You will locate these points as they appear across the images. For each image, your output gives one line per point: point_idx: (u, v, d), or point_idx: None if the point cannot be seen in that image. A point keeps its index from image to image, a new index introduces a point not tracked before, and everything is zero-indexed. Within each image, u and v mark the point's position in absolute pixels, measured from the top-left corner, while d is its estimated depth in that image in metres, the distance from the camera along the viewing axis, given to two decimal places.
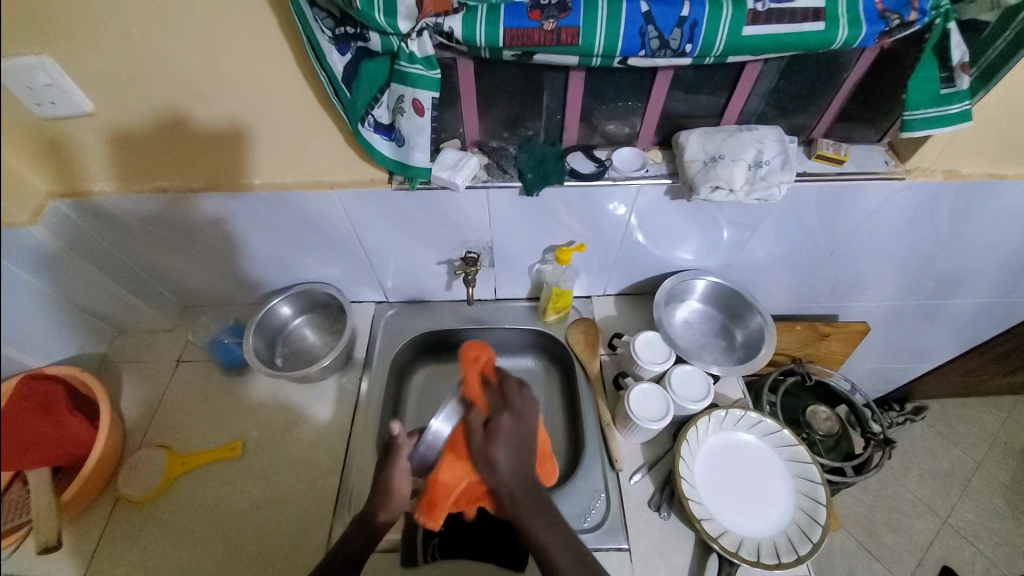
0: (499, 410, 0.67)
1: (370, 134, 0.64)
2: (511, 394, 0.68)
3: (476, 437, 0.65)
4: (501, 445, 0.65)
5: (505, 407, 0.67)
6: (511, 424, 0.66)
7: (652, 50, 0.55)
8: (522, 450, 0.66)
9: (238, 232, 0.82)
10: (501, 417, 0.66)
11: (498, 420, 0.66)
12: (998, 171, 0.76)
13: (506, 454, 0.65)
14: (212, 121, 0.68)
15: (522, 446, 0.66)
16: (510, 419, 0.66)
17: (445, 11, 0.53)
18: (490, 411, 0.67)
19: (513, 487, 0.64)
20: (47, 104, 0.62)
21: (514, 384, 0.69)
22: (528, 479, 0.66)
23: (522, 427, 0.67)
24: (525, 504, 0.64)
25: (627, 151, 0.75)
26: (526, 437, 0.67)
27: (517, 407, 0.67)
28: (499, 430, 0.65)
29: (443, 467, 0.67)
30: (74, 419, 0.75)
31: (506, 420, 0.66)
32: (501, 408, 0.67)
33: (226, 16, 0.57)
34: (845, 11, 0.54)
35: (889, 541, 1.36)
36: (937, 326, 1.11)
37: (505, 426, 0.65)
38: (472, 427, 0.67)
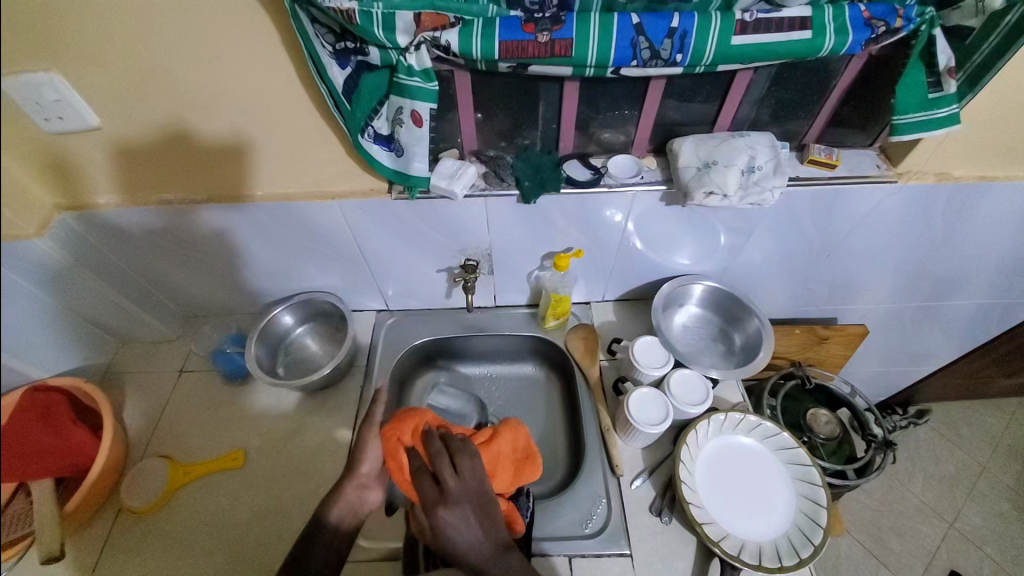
0: (433, 504, 0.62)
1: (370, 144, 0.65)
2: (444, 475, 0.64)
3: (427, 535, 0.62)
4: (450, 534, 0.60)
5: (440, 501, 0.62)
6: (451, 514, 0.61)
7: (643, 60, 0.57)
8: (477, 527, 0.61)
9: (240, 242, 0.83)
10: (438, 513, 0.61)
11: (437, 521, 0.61)
12: (989, 173, 0.77)
13: (463, 540, 0.60)
14: (215, 134, 0.69)
15: (480, 520, 0.62)
16: (448, 512, 0.61)
17: (442, 26, 0.55)
18: (427, 504, 0.62)
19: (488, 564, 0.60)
20: (55, 119, 0.64)
21: (446, 464, 0.65)
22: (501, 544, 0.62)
23: (466, 508, 0.62)
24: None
25: (622, 158, 0.76)
26: (479, 513, 0.62)
27: (453, 491, 0.63)
28: (444, 527, 0.61)
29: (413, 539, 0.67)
30: (78, 429, 0.76)
31: (443, 514, 0.61)
32: (437, 502, 0.62)
33: (230, 33, 0.58)
34: (831, 19, 0.55)
35: (896, 547, 1.35)
36: (936, 328, 1.12)
37: (445, 519, 0.61)
38: (421, 524, 0.63)
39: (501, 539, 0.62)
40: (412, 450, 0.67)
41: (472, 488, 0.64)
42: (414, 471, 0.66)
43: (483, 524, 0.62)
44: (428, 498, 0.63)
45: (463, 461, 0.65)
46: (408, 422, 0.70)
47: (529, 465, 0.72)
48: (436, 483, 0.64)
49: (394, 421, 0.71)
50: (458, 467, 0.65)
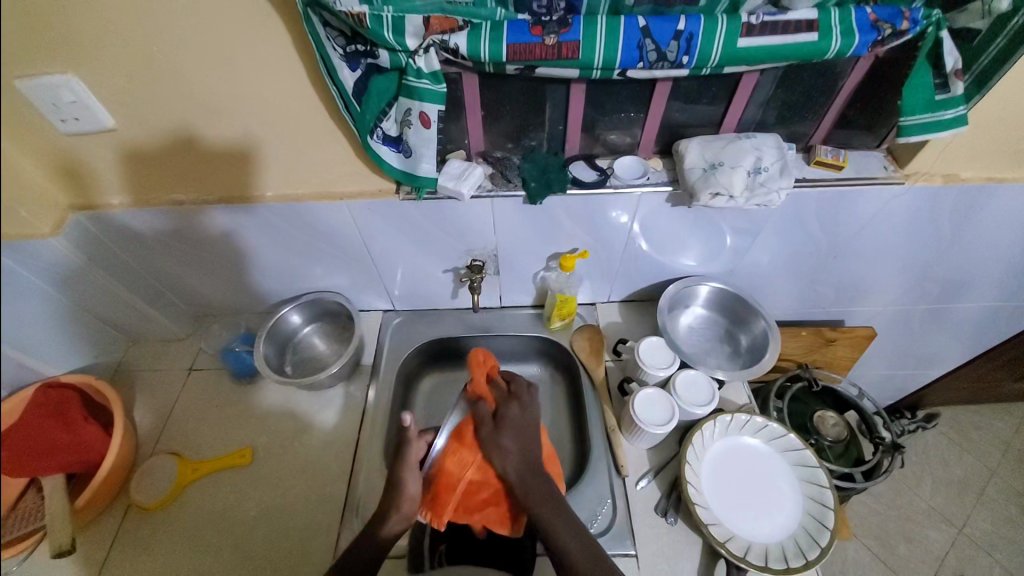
0: (506, 400, 0.76)
1: (378, 146, 0.65)
2: (519, 389, 0.77)
3: (485, 424, 0.73)
4: (508, 430, 0.72)
5: (510, 399, 0.76)
6: (517, 411, 0.75)
7: (650, 62, 0.57)
8: (526, 439, 0.73)
9: (249, 243, 0.84)
10: (507, 405, 0.75)
11: (506, 410, 0.74)
12: (997, 174, 0.76)
13: (511, 440, 0.72)
14: (226, 136, 0.70)
15: (529, 434, 0.74)
16: (515, 406, 0.75)
17: (451, 28, 0.56)
18: (498, 401, 0.76)
19: (519, 472, 0.70)
20: (70, 120, 0.65)
21: (520, 382, 0.78)
22: (533, 466, 0.71)
23: (527, 416, 0.75)
24: (530, 484, 0.68)
25: (628, 160, 0.76)
26: (532, 431, 0.74)
27: (523, 400, 0.77)
28: (507, 417, 0.74)
29: (448, 456, 0.73)
30: (89, 426, 0.77)
31: (512, 407, 0.75)
32: (507, 399, 0.76)
33: (242, 37, 0.59)
34: (837, 23, 0.56)
35: (904, 552, 1.34)
36: (943, 331, 1.11)
37: (512, 411, 0.74)
38: (481, 416, 0.74)
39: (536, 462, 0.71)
40: (490, 373, 0.79)
41: (529, 407, 0.76)
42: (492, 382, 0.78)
43: (527, 439, 0.73)
44: (499, 396, 0.77)
45: (533, 389, 0.79)
46: (491, 354, 0.81)
47: (554, 464, 0.76)
48: (509, 390, 0.77)
49: (481, 346, 0.81)
50: (530, 390, 0.78)
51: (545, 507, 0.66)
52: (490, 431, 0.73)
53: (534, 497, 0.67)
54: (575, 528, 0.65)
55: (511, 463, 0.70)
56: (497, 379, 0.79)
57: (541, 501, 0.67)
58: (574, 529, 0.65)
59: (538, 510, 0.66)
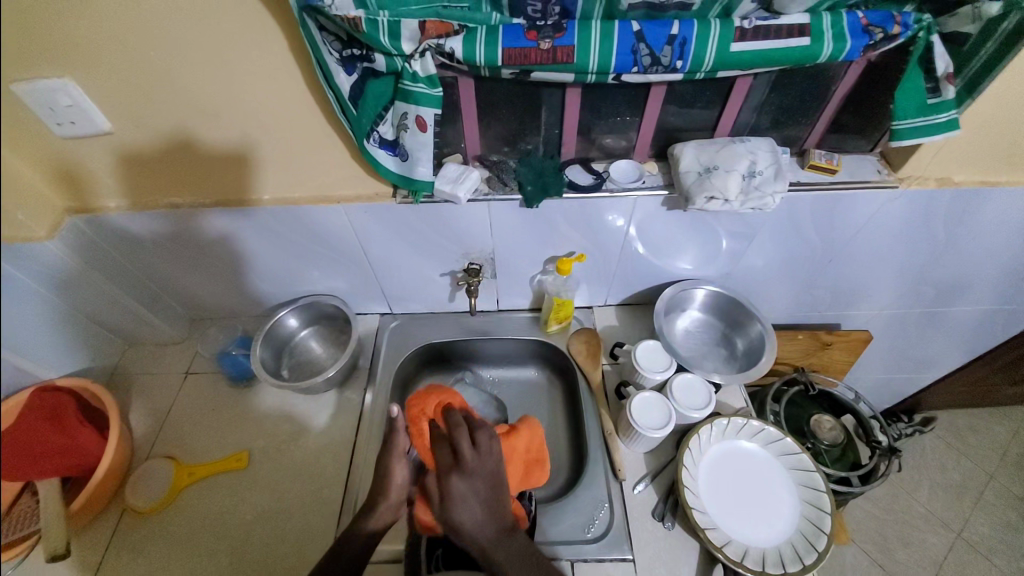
0: (447, 470, 0.60)
1: (375, 149, 0.66)
2: (462, 443, 0.62)
3: (433, 503, 0.61)
4: (458, 507, 0.59)
5: (454, 469, 0.60)
6: (464, 484, 0.59)
7: (644, 66, 0.58)
8: (488, 502, 0.60)
9: (246, 246, 0.84)
10: (450, 480, 0.59)
11: (448, 489, 0.59)
12: (989, 178, 0.77)
13: (467, 514, 0.59)
14: (224, 139, 0.71)
15: (489, 496, 0.61)
16: (461, 479, 0.59)
17: (446, 33, 0.56)
18: (440, 470, 0.61)
19: (489, 544, 0.59)
20: (67, 124, 0.65)
21: (466, 435, 0.63)
22: (503, 527, 0.60)
23: (479, 483, 0.60)
24: (503, 559, 0.59)
25: (623, 164, 0.77)
26: (492, 489, 0.61)
27: (469, 462, 0.61)
28: (455, 495, 0.59)
29: (419, 510, 0.67)
30: (84, 430, 0.76)
31: (456, 481, 0.59)
32: (453, 469, 0.61)
33: (239, 41, 0.60)
34: (829, 27, 0.56)
35: (902, 557, 1.34)
36: (939, 334, 1.11)
37: (457, 488, 0.59)
38: (428, 490, 0.62)
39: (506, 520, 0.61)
40: (433, 419, 0.70)
41: (483, 461, 0.62)
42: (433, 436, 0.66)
43: (489, 504, 0.60)
44: (442, 465, 0.61)
45: (482, 434, 0.64)
46: (428, 399, 0.73)
47: (537, 466, 0.73)
48: (454, 452, 0.62)
49: (417, 395, 0.74)
50: (477, 441, 0.63)
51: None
52: (440, 510, 0.60)
53: (511, 569, 0.59)
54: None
55: (476, 540, 0.59)
56: (437, 431, 0.66)
57: (518, 567, 0.59)
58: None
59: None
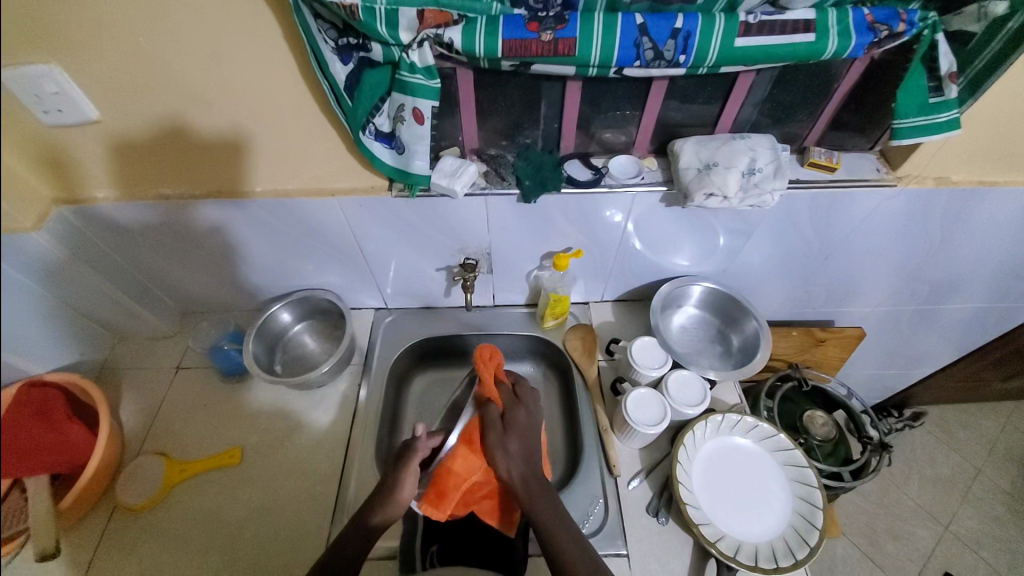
0: (513, 404, 0.75)
1: (371, 142, 0.65)
2: (523, 391, 0.78)
3: (493, 428, 0.71)
4: (515, 433, 0.71)
5: (518, 405, 0.75)
6: (523, 418, 0.74)
7: (646, 60, 0.57)
8: (531, 443, 0.72)
9: (240, 238, 0.83)
10: (515, 411, 0.74)
11: (513, 415, 0.73)
12: (987, 178, 0.77)
13: (518, 445, 0.70)
14: (216, 129, 0.69)
15: (532, 444, 0.73)
16: (522, 414, 0.74)
17: (445, 23, 0.55)
18: (505, 405, 0.75)
19: (524, 477, 0.68)
20: (53, 112, 0.63)
21: (525, 387, 0.79)
22: (538, 470, 0.70)
23: (531, 424, 0.75)
24: (538, 493, 0.67)
25: (622, 159, 0.76)
26: (535, 435, 0.74)
27: (528, 406, 0.77)
28: (515, 423, 0.72)
29: (457, 457, 0.71)
30: (74, 426, 0.75)
31: (519, 412, 0.74)
32: (515, 405, 0.75)
33: (232, 29, 0.58)
34: (834, 22, 0.56)
35: (891, 549, 1.36)
36: (931, 331, 1.12)
37: (518, 418, 0.73)
38: (489, 421, 0.73)
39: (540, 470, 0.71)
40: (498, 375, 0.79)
41: (532, 413, 0.76)
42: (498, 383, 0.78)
43: (531, 446, 0.72)
44: (507, 401, 0.75)
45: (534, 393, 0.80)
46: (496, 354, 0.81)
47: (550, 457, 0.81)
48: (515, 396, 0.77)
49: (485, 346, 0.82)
50: (532, 394, 0.79)
51: (551, 514, 0.65)
52: (500, 435, 0.71)
53: (537, 502, 0.66)
54: (573, 534, 0.64)
55: (516, 467, 0.68)
56: (502, 380, 0.79)
57: (546, 507, 0.65)
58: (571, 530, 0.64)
59: (545, 517, 0.64)
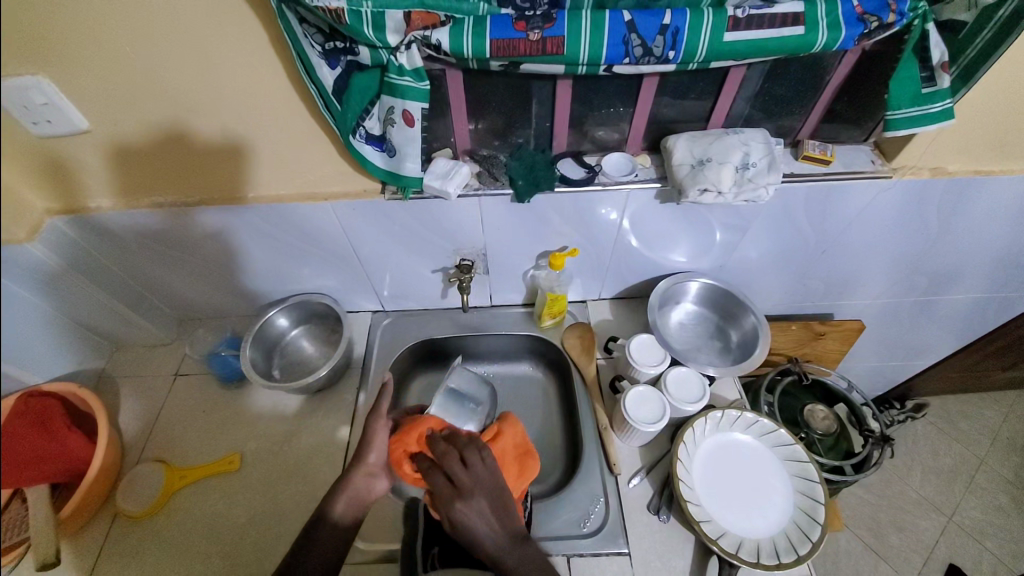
0: (450, 501, 0.61)
1: (362, 145, 0.65)
2: (455, 470, 0.63)
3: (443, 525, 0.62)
4: (469, 528, 0.61)
5: (455, 495, 0.61)
6: (469, 508, 0.61)
7: (635, 57, 0.56)
8: (494, 513, 0.62)
9: (233, 245, 0.83)
10: (457, 509, 0.61)
11: (456, 516, 0.61)
12: (984, 168, 0.77)
13: (477, 528, 0.61)
14: (207, 135, 0.69)
15: (495, 509, 0.62)
16: (466, 506, 0.61)
17: (433, 24, 0.54)
18: (440, 499, 0.62)
19: (499, 554, 0.61)
20: (43, 123, 0.63)
21: (456, 462, 0.63)
22: (513, 534, 0.63)
23: (483, 498, 0.62)
24: (517, 565, 0.61)
25: (616, 157, 0.76)
26: (495, 494, 0.63)
27: (469, 486, 0.62)
28: (461, 520, 0.61)
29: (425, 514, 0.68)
30: (72, 435, 0.75)
31: (461, 508, 0.61)
32: (453, 497, 0.61)
33: (220, 36, 0.58)
34: (824, 14, 0.55)
35: (895, 542, 1.35)
36: (931, 322, 1.12)
37: (464, 514, 0.61)
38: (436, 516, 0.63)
39: (514, 528, 0.63)
40: (419, 453, 0.67)
41: (482, 481, 0.63)
42: (425, 469, 0.65)
43: (495, 513, 0.62)
44: (442, 494, 0.62)
45: (473, 452, 0.64)
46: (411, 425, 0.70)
47: (530, 459, 0.71)
48: (449, 479, 0.63)
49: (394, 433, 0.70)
50: (469, 460, 0.63)
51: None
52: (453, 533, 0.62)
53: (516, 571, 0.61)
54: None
55: (486, 551, 0.61)
56: (428, 462, 0.65)
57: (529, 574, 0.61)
58: None
59: None
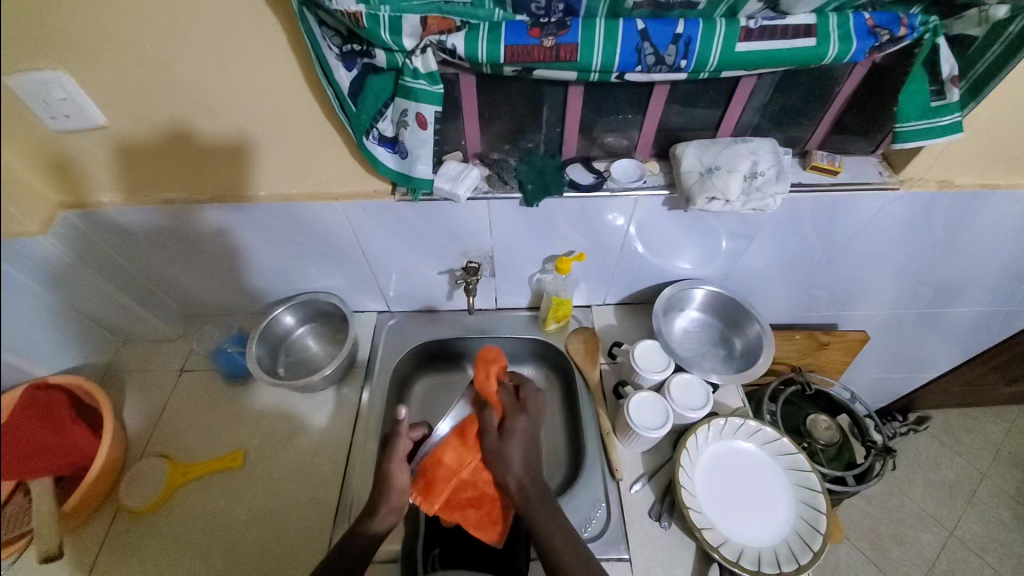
0: (514, 410, 0.75)
1: (374, 146, 0.65)
2: (527, 393, 0.77)
3: (490, 434, 0.75)
4: (514, 440, 0.73)
5: (519, 409, 0.75)
6: (524, 424, 0.74)
7: (648, 66, 0.57)
8: (533, 451, 0.74)
9: (242, 242, 0.83)
10: (515, 418, 0.74)
11: (512, 424, 0.74)
12: (990, 181, 0.77)
13: (517, 448, 0.72)
14: (220, 133, 0.69)
15: (532, 448, 0.74)
16: (523, 421, 0.74)
17: (447, 29, 0.55)
18: (506, 411, 0.75)
19: (521, 482, 0.70)
20: (61, 118, 0.64)
21: (529, 389, 0.78)
22: (538, 476, 0.71)
23: (535, 429, 0.75)
24: (532, 498, 0.68)
25: (625, 163, 0.76)
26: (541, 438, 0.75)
27: (530, 410, 0.76)
28: (511, 431, 0.73)
29: (447, 449, 0.76)
30: (77, 428, 0.76)
31: (521, 419, 0.74)
32: (516, 410, 0.75)
33: (237, 35, 0.59)
34: (835, 27, 0.56)
35: (896, 555, 1.34)
36: (935, 335, 1.12)
37: (518, 424, 0.74)
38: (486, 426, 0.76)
39: (539, 477, 0.72)
40: (500, 376, 0.80)
41: (537, 417, 0.76)
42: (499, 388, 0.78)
43: (533, 451, 0.73)
44: (508, 407, 0.75)
45: (540, 393, 0.79)
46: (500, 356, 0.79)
47: None
48: (518, 399, 0.77)
49: (493, 346, 0.80)
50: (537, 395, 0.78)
51: (543, 515, 0.66)
52: (494, 442, 0.74)
53: (531, 505, 0.67)
54: (569, 537, 0.64)
55: (512, 475, 0.71)
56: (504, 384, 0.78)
57: (541, 508, 0.67)
58: (562, 528, 0.65)
59: (537, 519, 0.66)
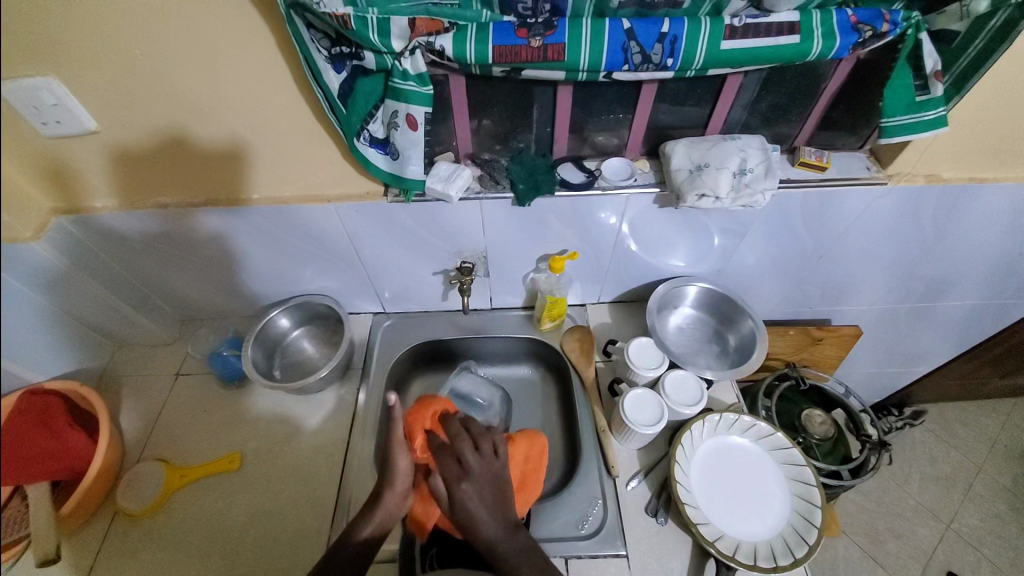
0: (455, 478, 0.66)
1: (365, 147, 0.66)
2: (465, 453, 0.68)
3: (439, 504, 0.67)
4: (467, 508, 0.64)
5: (461, 476, 0.66)
6: (471, 490, 0.65)
7: (635, 64, 0.58)
8: (495, 503, 0.66)
9: (237, 246, 0.84)
10: (459, 486, 0.65)
11: (458, 493, 0.65)
12: (978, 175, 0.78)
13: (476, 511, 0.64)
14: (213, 140, 0.70)
15: (493, 503, 0.66)
16: (469, 486, 0.66)
17: (436, 31, 0.56)
18: (448, 477, 0.67)
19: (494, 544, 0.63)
20: (52, 124, 0.64)
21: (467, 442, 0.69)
22: (509, 528, 0.65)
23: (485, 486, 0.66)
24: (509, 552, 0.62)
25: (615, 162, 0.76)
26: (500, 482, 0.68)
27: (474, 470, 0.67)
28: (460, 498, 0.65)
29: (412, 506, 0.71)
30: (75, 433, 0.76)
31: (465, 488, 0.65)
32: (459, 476, 0.66)
33: (229, 41, 0.59)
34: (819, 24, 0.56)
35: (892, 548, 1.36)
36: (929, 328, 1.12)
37: (465, 493, 0.65)
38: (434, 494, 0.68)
39: (511, 521, 0.66)
40: (433, 432, 0.74)
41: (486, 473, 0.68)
42: (437, 447, 0.71)
43: (495, 505, 0.66)
44: (450, 472, 0.67)
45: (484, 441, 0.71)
46: (433, 405, 0.78)
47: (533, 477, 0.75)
48: (459, 460, 0.68)
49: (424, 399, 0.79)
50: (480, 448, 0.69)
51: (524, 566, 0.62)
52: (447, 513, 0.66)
53: (508, 560, 0.62)
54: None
55: (483, 538, 0.63)
56: (439, 441, 0.72)
57: (522, 564, 0.62)
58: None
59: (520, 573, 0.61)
